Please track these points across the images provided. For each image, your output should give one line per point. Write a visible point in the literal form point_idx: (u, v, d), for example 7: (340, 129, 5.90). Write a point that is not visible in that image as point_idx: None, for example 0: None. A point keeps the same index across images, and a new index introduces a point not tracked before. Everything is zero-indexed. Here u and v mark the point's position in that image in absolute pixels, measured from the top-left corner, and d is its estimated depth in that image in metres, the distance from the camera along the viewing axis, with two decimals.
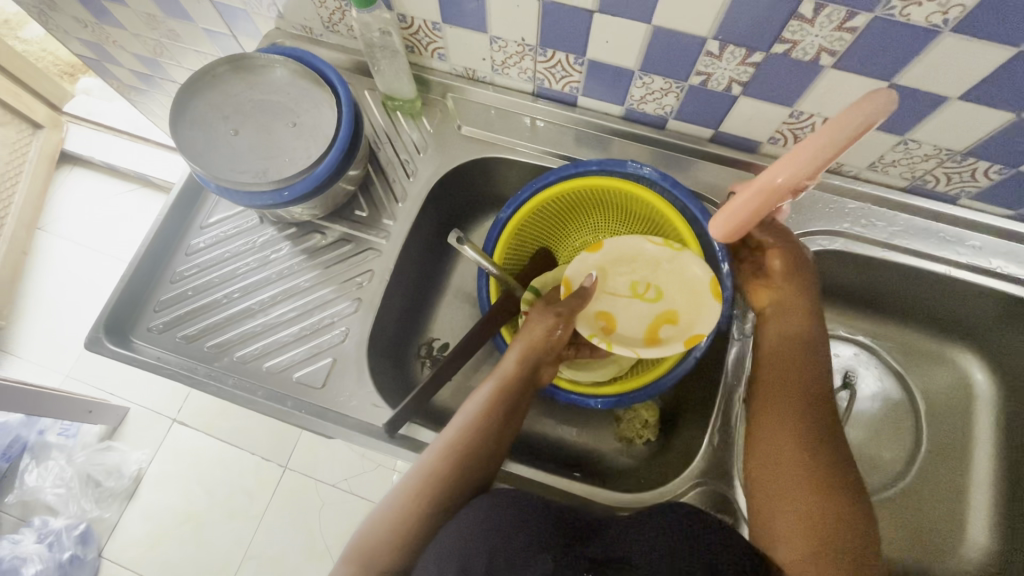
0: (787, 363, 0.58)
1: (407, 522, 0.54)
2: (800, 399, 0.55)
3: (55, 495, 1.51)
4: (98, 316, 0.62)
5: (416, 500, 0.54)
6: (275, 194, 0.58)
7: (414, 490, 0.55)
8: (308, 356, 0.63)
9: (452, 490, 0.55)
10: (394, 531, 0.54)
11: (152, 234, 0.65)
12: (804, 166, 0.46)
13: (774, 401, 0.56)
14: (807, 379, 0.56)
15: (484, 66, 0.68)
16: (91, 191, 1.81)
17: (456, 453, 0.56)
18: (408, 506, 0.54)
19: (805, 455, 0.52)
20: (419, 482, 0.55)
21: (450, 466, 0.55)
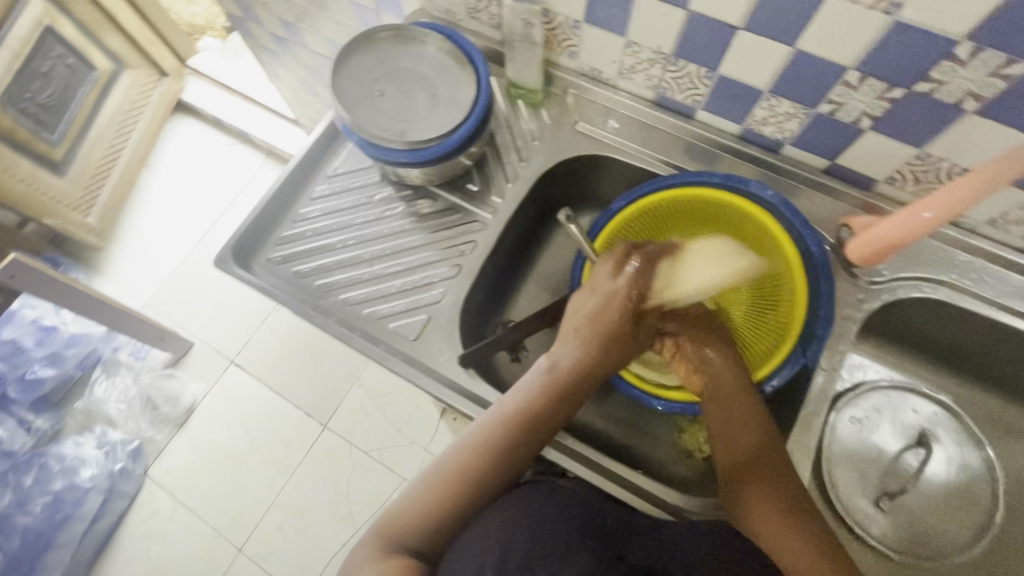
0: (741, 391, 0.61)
1: (439, 510, 0.57)
2: (756, 423, 0.59)
3: (117, 409, 1.61)
4: (230, 238, 0.68)
5: (448, 489, 0.58)
6: (409, 153, 0.64)
7: (446, 479, 0.58)
8: (407, 310, 0.67)
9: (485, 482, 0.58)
10: (428, 514, 0.57)
11: (287, 174, 0.72)
12: (952, 206, 0.55)
13: (733, 428, 0.59)
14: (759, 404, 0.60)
15: (612, 68, 0.72)
16: (197, 139, 1.95)
17: (490, 447, 0.58)
18: (440, 494, 0.58)
19: (769, 482, 0.56)
20: (453, 473, 0.58)
21: (484, 459, 0.58)
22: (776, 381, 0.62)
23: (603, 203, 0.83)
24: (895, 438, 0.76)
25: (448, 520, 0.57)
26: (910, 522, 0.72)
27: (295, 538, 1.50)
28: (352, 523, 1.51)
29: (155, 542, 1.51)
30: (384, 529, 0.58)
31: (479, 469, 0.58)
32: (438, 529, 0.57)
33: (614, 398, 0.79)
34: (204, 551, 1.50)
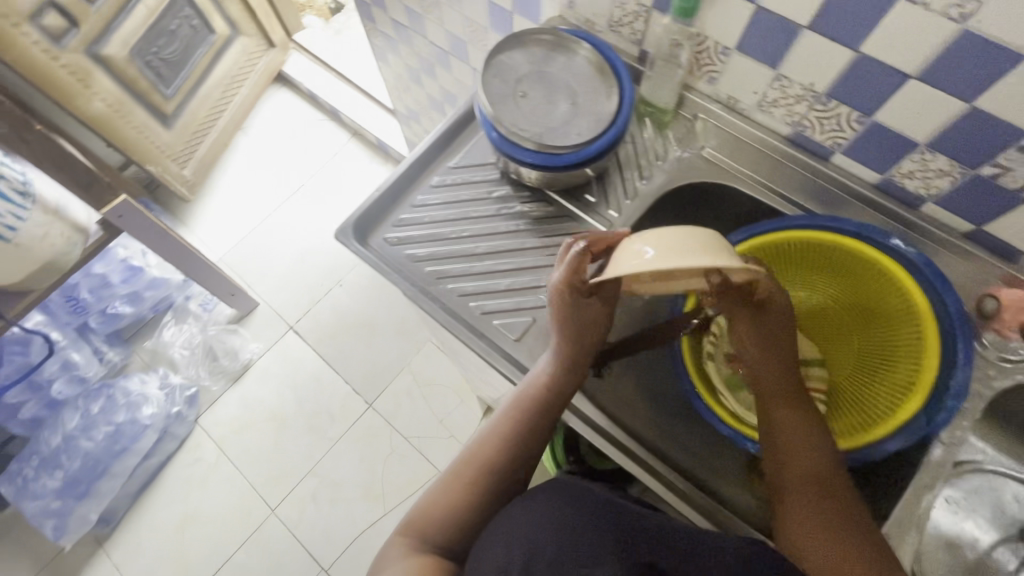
0: (789, 406, 0.59)
1: (460, 505, 0.62)
2: (806, 441, 0.57)
3: (181, 354, 1.69)
4: (354, 213, 0.71)
5: (468, 484, 0.63)
6: (542, 157, 0.64)
7: (466, 472, 0.63)
8: (513, 309, 0.67)
9: (502, 475, 0.63)
10: (453, 509, 0.62)
11: (413, 161, 0.74)
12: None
13: (776, 444, 0.58)
14: (807, 421, 0.58)
15: (751, 99, 0.70)
16: (290, 110, 2.03)
17: (504, 442, 0.64)
18: (461, 490, 0.63)
19: (812, 502, 0.55)
20: (467, 470, 0.63)
21: (496, 454, 0.64)
22: (894, 445, 0.58)
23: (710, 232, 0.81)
24: (986, 531, 0.71)
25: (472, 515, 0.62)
26: None
27: (327, 509, 1.53)
28: (382, 504, 1.53)
29: (196, 487, 1.57)
30: (413, 525, 0.62)
31: (497, 458, 0.63)
32: (464, 524, 0.62)
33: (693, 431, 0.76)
34: (240, 505, 1.54)
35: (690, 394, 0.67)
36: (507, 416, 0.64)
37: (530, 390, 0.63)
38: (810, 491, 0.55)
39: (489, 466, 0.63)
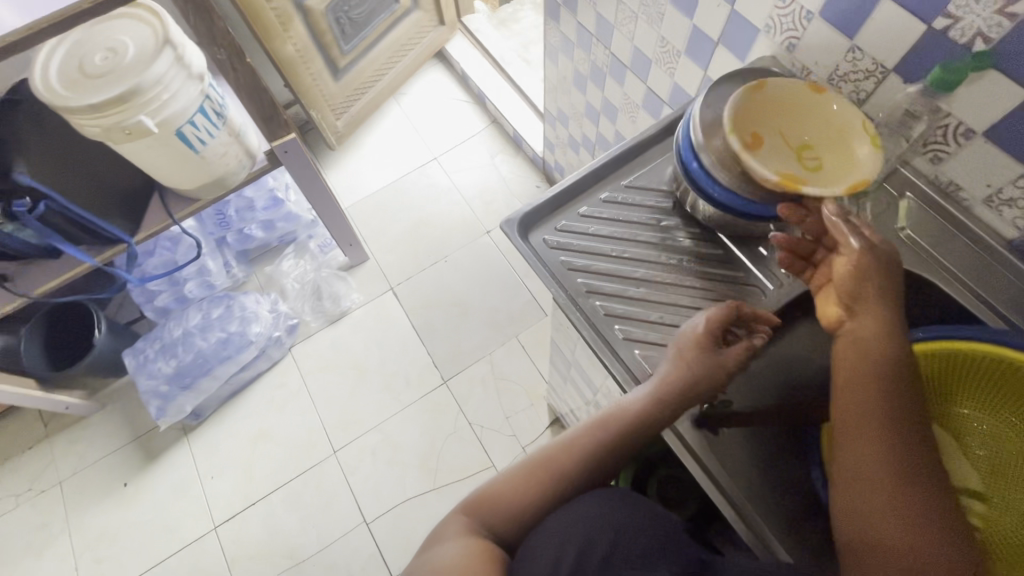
0: (879, 431, 0.51)
1: (524, 498, 0.61)
2: (888, 466, 0.49)
3: (292, 286, 1.82)
4: (522, 208, 0.72)
5: (534, 480, 0.62)
6: (732, 198, 0.63)
7: (531, 467, 0.63)
8: (658, 343, 0.66)
9: (573, 482, 0.62)
10: (514, 500, 0.61)
11: (590, 170, 0.74)
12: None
13: (850, 468, 0.51)
14: (901, 448, 0.50)
15: (979, 191, 0.64)
16: (441, 87, 2.13)
17: (579, 450, 0.63)
18: (525, 484, 0.62)
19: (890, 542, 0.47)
20: (540, 463, 0.63)
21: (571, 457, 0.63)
22: None
23: None
24: None
25: (532, 509, 0.61)
26: None
27: (382, 468, 1.59)
28: (432, 478, 1.56)
29: (275, 410, 1.69)
30: (473, 508, 0.61)
31: (569, 458, 0.63)
32: (525, 517, 0.61)
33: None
34: (307, 437, 1.65)
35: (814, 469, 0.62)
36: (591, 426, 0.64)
37: (622, 410, 0.63)
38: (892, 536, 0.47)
39: (561, 465, 0.62)
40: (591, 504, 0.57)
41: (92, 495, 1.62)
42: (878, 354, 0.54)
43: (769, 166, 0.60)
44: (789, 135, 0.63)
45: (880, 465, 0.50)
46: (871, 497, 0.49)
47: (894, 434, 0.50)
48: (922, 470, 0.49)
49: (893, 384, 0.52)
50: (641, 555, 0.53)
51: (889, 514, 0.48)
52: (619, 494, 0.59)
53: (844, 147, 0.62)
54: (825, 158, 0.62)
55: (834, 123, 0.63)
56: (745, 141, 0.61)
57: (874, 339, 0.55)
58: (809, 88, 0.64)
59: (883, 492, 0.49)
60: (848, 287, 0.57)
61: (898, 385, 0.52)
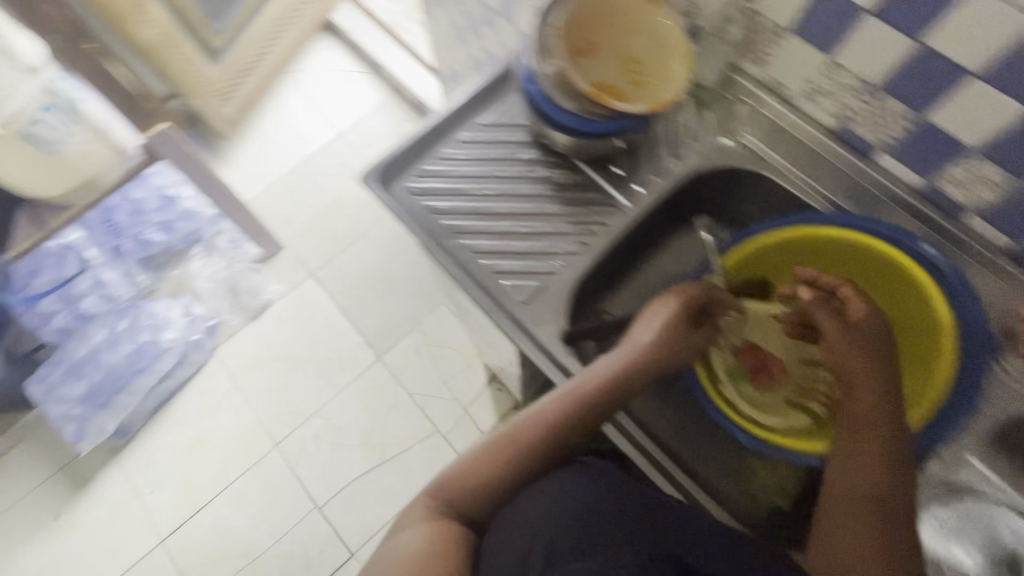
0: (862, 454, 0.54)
1: (486, 477, 0.61)
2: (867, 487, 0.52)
3: (208, 286, 1.73)
4: (379, 159, 0.71)
5: (496, 460, 0.61)
6: (576, 121, 0.64)
7: (496, 453, 0.62)
8: (523, 272, 0.67)
9: (536, 457, 0.61)
10: (477, 480, 0.61)
11: (444, 113, 0.74)
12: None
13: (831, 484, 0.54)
14: (879, 467, 0.53)
15: (801, 86, 0.67)
16: (335, 60, 2.03)
17: (544, 430, 0.61)
18: (488, 465, 0.61)
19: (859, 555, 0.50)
20: (507, 444, 0.62)
21: (537, 437, 0.61)
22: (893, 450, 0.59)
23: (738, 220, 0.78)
24: None
25: (495, 486, 0.61)
26: None
27: (327, 452, 1.58)
28: (379, 453, 1.57)
29: (208, 414, 1.64)
30: (438, 492, 0.61)
31: (535, 438, 0.62)
32: (489, 495, 0.61)
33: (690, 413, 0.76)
34: (245, 435, 1.61)
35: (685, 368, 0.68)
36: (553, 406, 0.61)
37: (594, 389, 0.61)
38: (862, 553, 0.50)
39: (528, 446, 0.61)
40: (555, 494, 0.58)
41: (21, 534, 1.54)
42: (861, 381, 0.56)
43: (593, 77, 0.65)
44: (622, 44, 0.65)
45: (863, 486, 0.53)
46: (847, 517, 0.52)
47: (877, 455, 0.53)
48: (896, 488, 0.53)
49: (879, 399, 0.55)
50: (612, 537, 0.54)
51: (867, 520, 0.51)
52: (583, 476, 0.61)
53: (666, 61, 0.63)
54: (650, 70, 0.64)
55: (659, 33, 0.63)
56: (581, 48, 0.64)
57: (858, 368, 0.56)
58: None
59: (860, 511, 0.52)
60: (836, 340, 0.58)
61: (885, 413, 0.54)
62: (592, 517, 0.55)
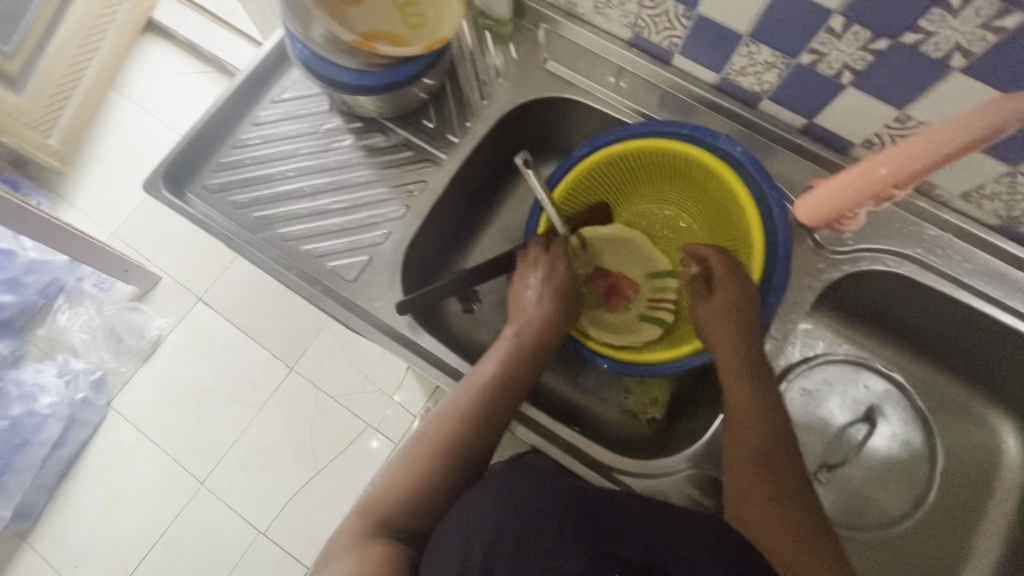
0: (750, 417, 0.56)
1: (411, 490, 0.55)
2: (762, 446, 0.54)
3: (80, 338, 1.56)
4: (161, 161, 0.64)
5: (416, 470, 0.56)
6: (356, 75, 0.60)
7: (415, 465, 0.56)
8: (346, 249, 0.64)
9: (457, 457, 0.56)
10: (401, 494, 0.55)
11: (227, 97, 0.67)
12: (910, 163, 0.50)
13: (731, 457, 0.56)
14: (765, 410, 0.56)
15: (586, 2, 0.66)
16: (166, 63, 1.78)
17: (460, 429, 0.57)
18: (409, 478, 0.55)
19: (776, 517, 0.51)
20: (425, 453, 0.56)
21: (453, 438, 0.57)
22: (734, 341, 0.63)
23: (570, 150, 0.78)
24: (843, 412, 0.74)
25: (423, 495, 0.55)
26: (848, 493, 0.72)
27: (258, 476, 1.48)
28: (314, 464, 1.48)
29: (116, 471, 1.49)
30: (367, 517, 0.54)
31: (449, 439, 0.57)
32: (420, 506, 0.55)
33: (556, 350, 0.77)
34: (165, 482, 1.48)
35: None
36: (456, 404, 0.58)
37: (500, 377, 0.59)
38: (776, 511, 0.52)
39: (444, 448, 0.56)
40: (500, 493, 0.49)
41: None
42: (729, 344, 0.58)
43: (366, 26, 0.58)
44: None
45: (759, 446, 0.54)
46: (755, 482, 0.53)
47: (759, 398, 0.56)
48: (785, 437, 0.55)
49: (748, 343, 0.58)
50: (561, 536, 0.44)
51: (762, 459, 0.54)
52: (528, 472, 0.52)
53: None
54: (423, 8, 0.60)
55: None
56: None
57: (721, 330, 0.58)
58: None
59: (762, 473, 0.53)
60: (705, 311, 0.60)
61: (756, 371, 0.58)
62: (536, 514, 0.46)
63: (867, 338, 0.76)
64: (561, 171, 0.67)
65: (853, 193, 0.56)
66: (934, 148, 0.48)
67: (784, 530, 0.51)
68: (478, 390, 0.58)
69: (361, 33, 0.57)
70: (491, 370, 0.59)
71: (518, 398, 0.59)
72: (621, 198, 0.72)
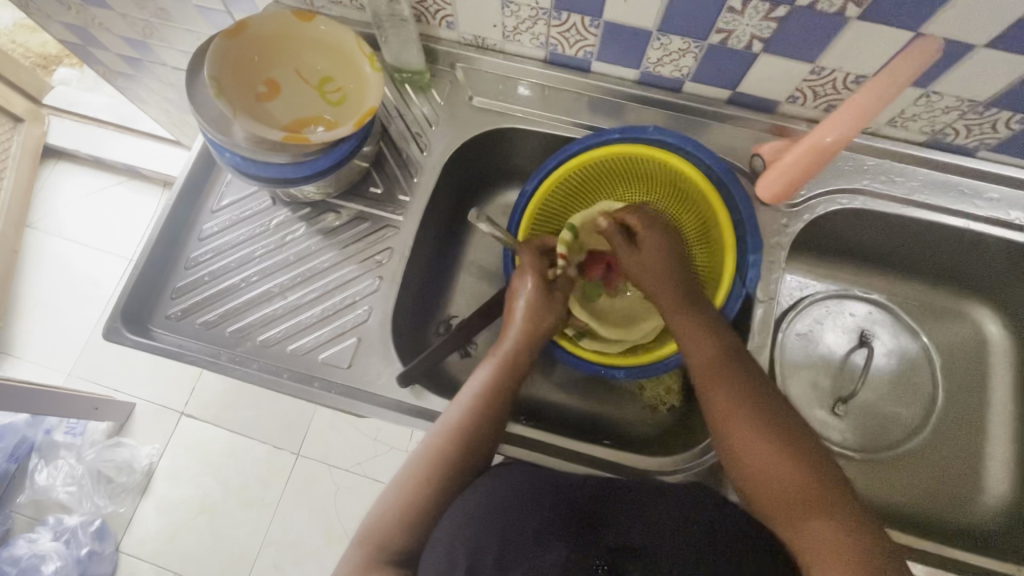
0: (722, 371, 0.57)
1: (416, 502, 0.55)
2: (743, 396, 0.55)
3: (67, 493, 1.43)
4: (117, 305, 0.61)
5: (417, 485, 0.56)
6: (294, 167, 0.58)
7: (418, 476, 0.56)
8: (333, 337, 0.63)
9: (459, 462, 0.56)
10: (404, 510, 0.55)
11: (163, 218, 0.64)
12: (850, 124, 0.55)
13: (719, 423, 0.56)
14: (736, 373, 0.57)
15: (495, 33, 0.66)
16: (79, 184, 1.71)
17: (445, 449, 0.57)
18: (411, 493, 0.55)
19: (771, 466, 0.52)
20: (418, 476, 0.56)
21: (439, 459, 0.56)
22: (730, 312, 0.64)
23: (518, 173, 0.79)
24: (841, 342, 0.78)
25: (428, 508, 0.55)
26: (865, 419, 0.75)
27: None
28: None
29: None
30: (368, 541, 0.54)
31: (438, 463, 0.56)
32: (419, 518, 0.55)
33: (559, 367, 0.78)
34: None
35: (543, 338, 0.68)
36: (457, 418, 0.58)
37: (486, 389, 0.59)
38: (772, 457, 0.52)
39: (434, 473, 0.56)
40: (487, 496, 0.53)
41: None
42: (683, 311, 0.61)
43: (291, 121, 0.59)
44: (304, 71, 0.59)
45: (742, 397, 0.55)
46: (748, 432, 0.53)
47: (729, 368, 0.57)
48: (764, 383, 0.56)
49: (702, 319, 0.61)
50: (535, 539, 0.49)
51: (749, 421, 0.54)
52: (511, 471, 0.56)
53: (355, 69, 0.59)
54: (345, 87, 0.59)
55: (335, 45, 0.58)
56: (258, 95, 0.57)
57: (673, 299, 0.62)
58: (298, 15, 0.57)
59: (746, 434, 0.53)
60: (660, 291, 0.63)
61: (718, 328, 0.60)
62: (515, 516, 0.51)
63: (840, 270, 0.79)
64: (517, 212, 0.69)
65: (809, 164, 0.60)
66: (862, 109, 0.54)
67: (788, 473, 0.51)
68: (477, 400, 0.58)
69: (287, 126, 0.58)
70: (478, 380, 0.60)
71: (501, 418, 0.59)
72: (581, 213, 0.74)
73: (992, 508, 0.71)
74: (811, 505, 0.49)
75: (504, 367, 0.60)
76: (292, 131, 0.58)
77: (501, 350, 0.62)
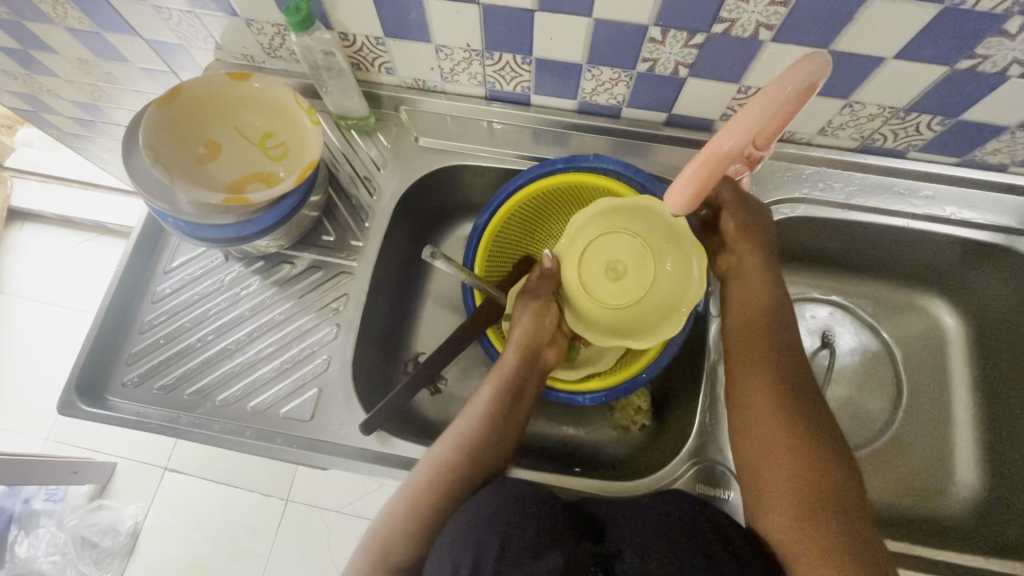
0: (779, 372, 0.55)
1: (411, 528, 0.54)
2: (764, 372, 0.56)
3: (50, 563, 1.39)
4: (70, 378, 0.61)
5: (401, 522, 0.54)
6: (240, 220, 0.58)
7: (431, 486, 0.55)
8: (293, 390, 0.62)
9: (461, 488, 0.55)
10: (385, 544, 0.54)
11: (115, 284, 0.64)
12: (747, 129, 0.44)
13: (759, 418, 0.54)
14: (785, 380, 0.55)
15: (433, 75, 0.68)
16: (46, 244, 1.69)
17: (442, 477, 0.55)
18: (393, 530, 0.54)
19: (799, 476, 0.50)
20: (403, 515, 0.54)
21: (433, 489, 0.55)
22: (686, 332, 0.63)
23: (473, 206, 0.80)
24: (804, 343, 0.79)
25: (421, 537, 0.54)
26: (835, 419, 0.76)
27: None
28: None
29: None
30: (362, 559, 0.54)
31: (429, 497, 0.54)
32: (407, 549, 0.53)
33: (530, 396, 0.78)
34: None
35: (486, 346, 0.68)
36: (466, 430, 0.58)
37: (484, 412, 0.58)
38: (777, 435, 0.52)
39: (425, 506, 0.54)
40: (493, 499, 0.50)
41: None
42: (755, 288, 0.60)
43: (232, 179, 0.59)
44: (244, 129, 0.60)
45: (770, 373, 0.55)
46: (758, 405, 0.54)
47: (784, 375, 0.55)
48: (799, 369, 0.56)
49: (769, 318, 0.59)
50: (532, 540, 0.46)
51: (793, 429, 0.52)
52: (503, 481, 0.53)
53: (296, 123, 0.60)
54: (287, 141, 0.60)
55: (273, 101, 0.60)
56: (198, 156, 0.58)
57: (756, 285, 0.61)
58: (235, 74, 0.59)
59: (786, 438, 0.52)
60: (744, 250, 0.62)
61: (772, 303, 0.59)
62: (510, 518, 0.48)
63: (797, 273, 0.81)
64: (471, 247, 0.69)
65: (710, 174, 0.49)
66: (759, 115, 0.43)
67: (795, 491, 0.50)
68: (488, 412, 0.58)
69: (229, 186, 0.59)
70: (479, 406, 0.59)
71: (498, 444, 0.58)
72: (534, 241, 0.76)
73: (965, 495, 0.72)
74: (788, 491, 0.50)
75: (501, 387, 0.60)
76: (234, 190, 0.59)
77: (499, 370, 0.61)
